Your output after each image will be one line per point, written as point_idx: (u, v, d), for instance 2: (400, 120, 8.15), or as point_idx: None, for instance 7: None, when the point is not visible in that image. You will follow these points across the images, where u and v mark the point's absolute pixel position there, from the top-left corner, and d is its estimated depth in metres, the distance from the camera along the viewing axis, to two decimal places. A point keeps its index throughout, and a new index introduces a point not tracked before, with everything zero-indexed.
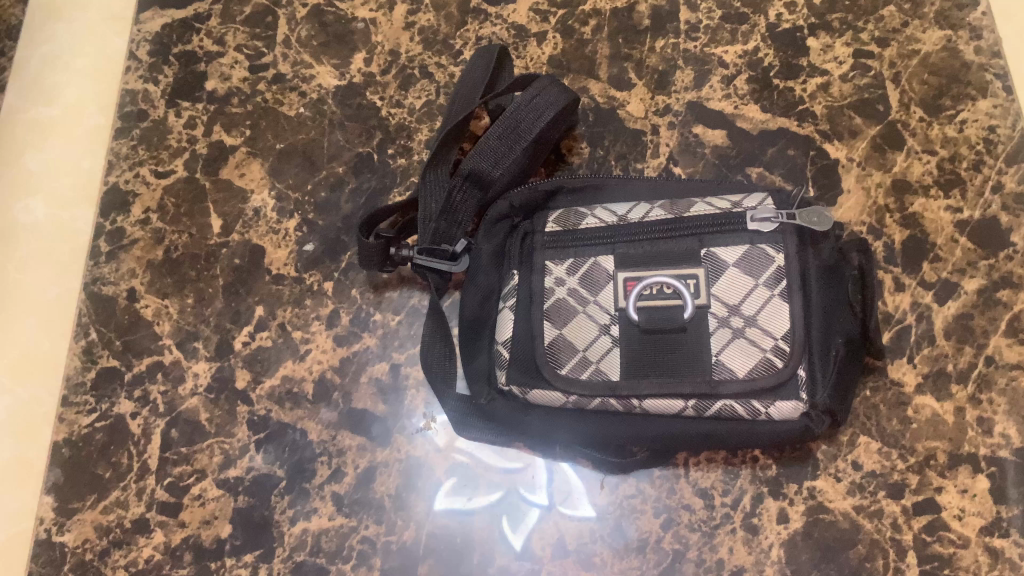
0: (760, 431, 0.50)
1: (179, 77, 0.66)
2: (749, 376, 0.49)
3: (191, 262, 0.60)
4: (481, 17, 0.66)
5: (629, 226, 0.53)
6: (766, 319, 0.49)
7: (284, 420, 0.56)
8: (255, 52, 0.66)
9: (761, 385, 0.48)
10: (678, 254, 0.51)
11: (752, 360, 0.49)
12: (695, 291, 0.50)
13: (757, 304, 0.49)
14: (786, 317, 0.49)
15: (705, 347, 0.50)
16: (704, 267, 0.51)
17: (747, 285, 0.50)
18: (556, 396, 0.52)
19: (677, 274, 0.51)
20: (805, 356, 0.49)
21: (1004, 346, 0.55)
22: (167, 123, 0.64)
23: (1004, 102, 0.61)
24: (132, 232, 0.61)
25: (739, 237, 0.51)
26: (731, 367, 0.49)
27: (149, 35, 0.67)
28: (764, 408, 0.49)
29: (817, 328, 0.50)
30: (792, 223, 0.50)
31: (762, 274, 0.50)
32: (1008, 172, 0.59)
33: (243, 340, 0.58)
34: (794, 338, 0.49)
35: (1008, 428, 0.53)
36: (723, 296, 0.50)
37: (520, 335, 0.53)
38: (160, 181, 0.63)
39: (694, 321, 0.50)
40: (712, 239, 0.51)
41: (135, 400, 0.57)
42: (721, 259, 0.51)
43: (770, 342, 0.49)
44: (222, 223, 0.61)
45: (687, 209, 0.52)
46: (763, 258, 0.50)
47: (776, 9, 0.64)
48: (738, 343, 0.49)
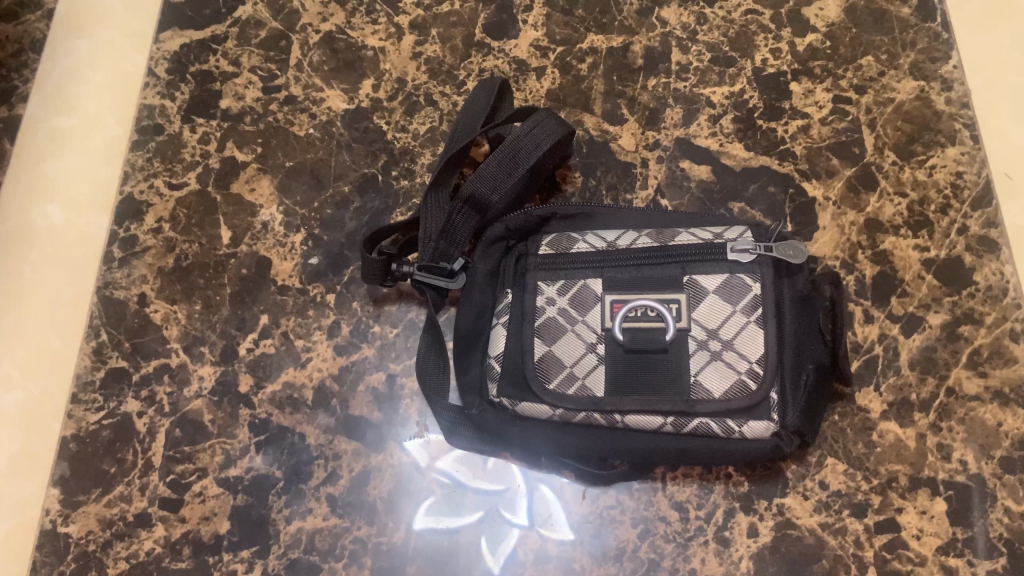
0: (735, 448, 0.53)
1: (195, 95, 0.69)
2: (725, 397, 0.52)
3: (200, 271, 0.63)
4: (485, 50, 0.70)
5: (618, 252, 0.56)
6: (742, 343, 0.53)
7: (284, 423, 0.59)
8: (269, 74, 0.70)
9: (736, 405, 0.52)
10: (662, 280, 0.55)
11: (728, 381, 0.52)
12: (677, 314, 0.54)
13: (734, 329, 0.53)
14: (761, 342, 0.53)
15: (684, 368, 0.53)
16: (686, 293, 0.54)
17: (726, 311, 0.54)
18: (543, 408, 0.55)
19: (661, 299, 0.54)
20: (777, 379, 0.53)
21: (964, 378, 0.59)
22: (182, 137, 0.68)
23: (970, 150, 0.65)
24: (145, 240, 0.64)
25: (719, 267, 0.54)
26: (707, 388, 0.53)
27: (167, 54, 0.70)
28: (738, 427, 0.52)
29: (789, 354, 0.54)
30: (769, 255, 0.54)
31: (739, 302, 0.54)
32: (974, 216, 0.63)
33: (247, 346, 0.61)
34: (767, 364, 0.52)
35: (966, 455, 0.57)
36: (702, 321, 0.54)
37: (511, 350, 0.57)
38: (173, 193, 0.66)
39: (675, 343, 0.53)
40: (694, 267, 0.55)
41: (141, 400, 0.60)
42: (702, 286, 0.54)
43: (745, 365, 0.53)
44: (231, 234, 0.64)
45: (672, 238, 0.56)
46: (741, 287, 0.54)
47: (762, 54, 0.69)
48: (715, 365, 0.53)
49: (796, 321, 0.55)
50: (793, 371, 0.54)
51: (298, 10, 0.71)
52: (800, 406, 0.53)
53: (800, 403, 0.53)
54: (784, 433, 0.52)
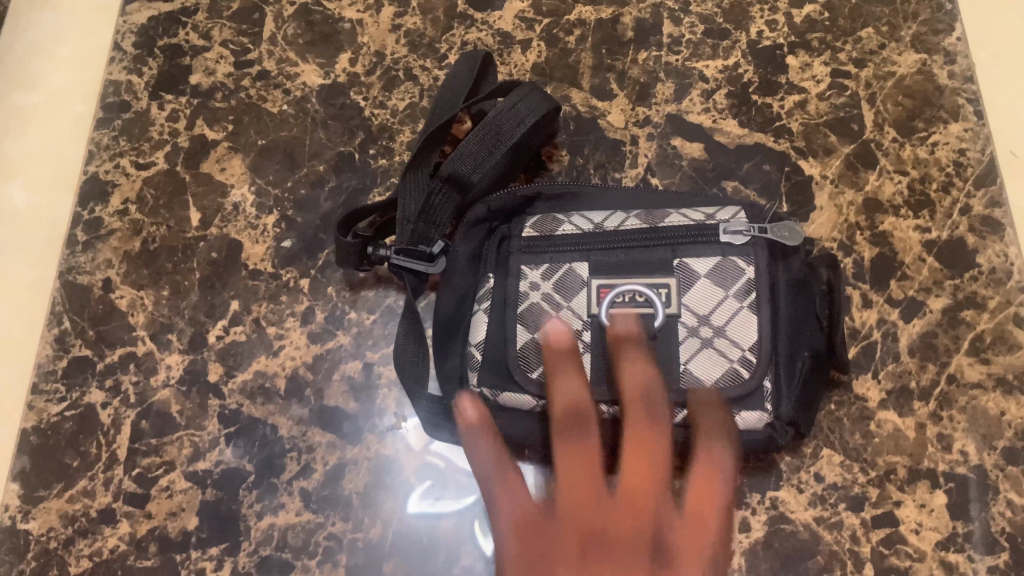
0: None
1: (165, 70, 0.66)
2: (716, 386, 0.50)
3: (168, 254, 0.61)
4: (467, 22, 0.67)
5: (605, 236, 0.53)
6: (734, 330, 0.50)
7: (255, 415, 0.56)
8: (241, 48, 0.67)
9: (729, 394, 0.49)
10: (651, 263, 0.52)
11: (719, 370, 0.50)
12: (666, 299, 0.51)
13: (726, 315, 0.51)
14: (755, 329, 0.50)
15: (674, 356, 0.51)
16: (675, 277, 0.52)
17: (717, 296, 0.51)
18: (525, 399, 0.52)
19: (650, 283, 0.51)
20: (771, 367, 0.51)
21: (966, 365, 0.57)
22: (150, 114, 0.65)
23: (974, 126, 0.62)
24: (110, 222, 0.62)
25: (709, 248, 0.52)
26: (698, 376, 0.50)
27: (135, 27, 0.67)
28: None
29: (782, 341, 0.52)
30: (763, 237, 0.52)
31: (730, 285, 0.51)
32: (977, 196, 0.60)
33: (217, 334, 0.58)
34: (760, 351, 0.50)
35: (967, 445, 0.55)
36: (693, 306, 0.51)
37: (493, 337, 0.54)
38: (141, 173, 0.63)
39: (664, 330, 0.51)
40: (685, 250, 0.52)
41: (106, 390, 0.57)
42: (693, 268, 0.52)
43: (737, 353, 0.50)
44: (201, 216, 0.62)
45: (662, 219, 0.53)
46: (734, 270, 0.51)
47: (757, 26, 0.66)
48: (706, 353, 0.50)
49: (789, 306, 0.53)
50: (788, 359, 0.52)
51: None
52: (794, 394, 0.51)
53: (793, 391, 0.51)
54: (779, 423, 0.51)
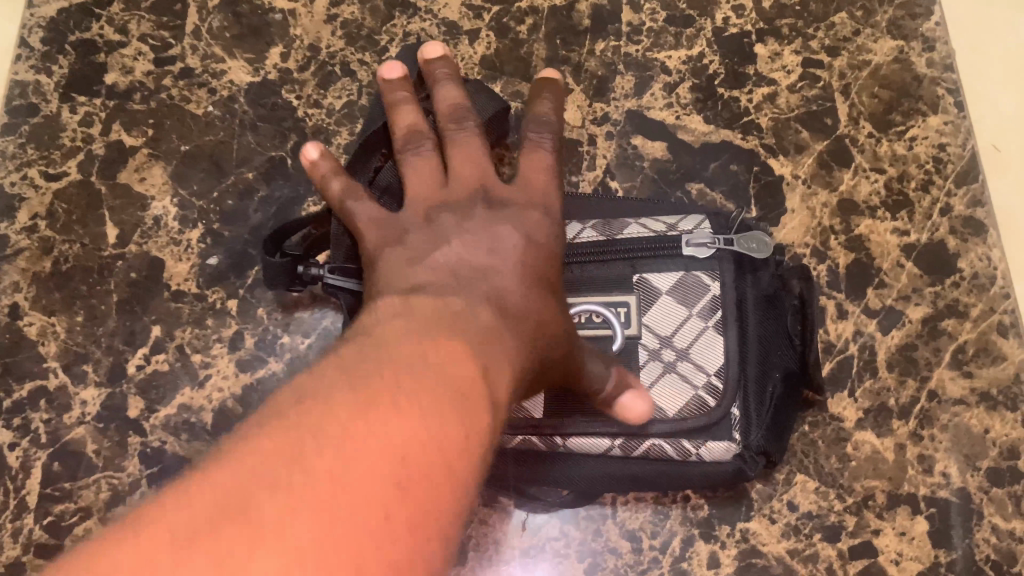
0: (694, 472, 0.47)
1: (76, 69, 0.60)
2: (679, 415, 0.46)
3: (82, 276, 0.55)
4: (410, 12, 0.61)
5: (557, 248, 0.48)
6: (699, 353, 0.46)
7: (179, 454, 0.52)
8: (162, 43, 0.61)
9: (693, 425, 0.46)
10: (608, 280, 0.47)
11: (683, 398, 0.46)
12: (626, 320, 0.47)
13: (690, 337, 0.47)
14: (721, 351, 0.46)
15: (635, 383, 0.46)
16: (634, 295, 0.47)
17: (680, 316, 0.47)
18: None
19: (607, 302, 0.47)
20: (740, 394, 0.47)
21: (948, 379, 0.53)
22: (60, 119, 0.59)
23: (954, 119, 0.58)
24: (17, 240, 0.56)
25: (671, 264, 0.47)
26: (659, 405, 0.46)
27: (43, 20, 0.61)
28: (695, 449, 0.46)
29: (752, 364, 0.47)
30: (730, 249, 0.47)
31: (693, 303, 0.47)
32: (957, 194, 0.56)
33: (137, 364, 0.53)
34: (726, 376, 0.46)
35: (949, 467, 0.51)
36: (654, 328, 0.47)
37: None
38: (50, 184, 0.57)
39: (623, 356, 0.47)
40: (644, 265, 0.47)
41: (14, 430, 0.52)
42: (653, 286, 0.47)
43: (703, 378, 0.46)
44: (118, 232, 0.56)
45: (620, 230, 0.48)
46: (698, 287, 0.47)
47: (724, 12, 0.61)
48: (669, 379, 0.46)
49: (761, 324, 0.48)
50: (758, 383, 0.47)
51: None
52: (764, 422, 0.47)
53: (764, 420, 0.47)
54: (748, 454, 0.47)
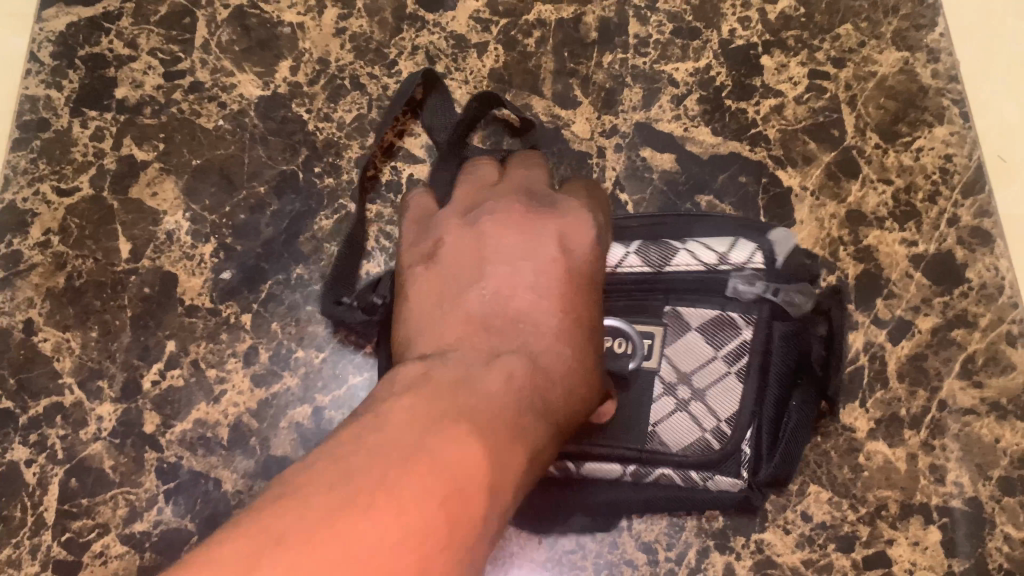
0: (699, 499, 0.48)
1: (86, 83, 0.60)
2: (684, 452, 0.47)
3: (95, 291, 0.55)
4: (418, 25, 0.61)
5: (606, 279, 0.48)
6: (714, 395, 0.47)
7: (196, 469, 0.52)
8: (171, 57, 0.61)
9: (697, 462, 0.47)
10: (640, 308, 0.48)
11: (691, 437, 0.47)
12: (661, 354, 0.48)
13: (709, 378, 0.48)
14: (737, 398, 0.47)
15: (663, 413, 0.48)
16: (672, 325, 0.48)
17: (706, 355, 0.48)
18: None
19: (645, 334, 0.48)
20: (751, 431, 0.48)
21: (958, 389, 0.53)
22: (72, 134, 0.59)
23: (960, 129, 0.59)
24: (30, 256, 0.56)
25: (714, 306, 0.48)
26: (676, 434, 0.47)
27: (51, 34, 0.61)
28: (702, 480, 0.47)
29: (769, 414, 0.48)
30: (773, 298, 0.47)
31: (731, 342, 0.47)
32: (964, 205, 0.57)
33: (153, 379, 0.54)
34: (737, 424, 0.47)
35: (961, 476, 0.52)
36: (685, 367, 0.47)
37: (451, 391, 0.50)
38: (63, 200, 0.57)
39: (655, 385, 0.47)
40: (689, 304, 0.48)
41: (31, 446, 0.52)
42: (686, 320, 0.48)
43: (713, 422, 0.47)
44: (130, 247, 0.56)
45: (667, 259, 0.48)
46: (730, 327, 0.48)
47: (730, 23, 0.61)
48: (681, 416, 0.47)
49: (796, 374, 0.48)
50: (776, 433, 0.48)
51: None
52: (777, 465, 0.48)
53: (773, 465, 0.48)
54: (754, 487, 0.48)
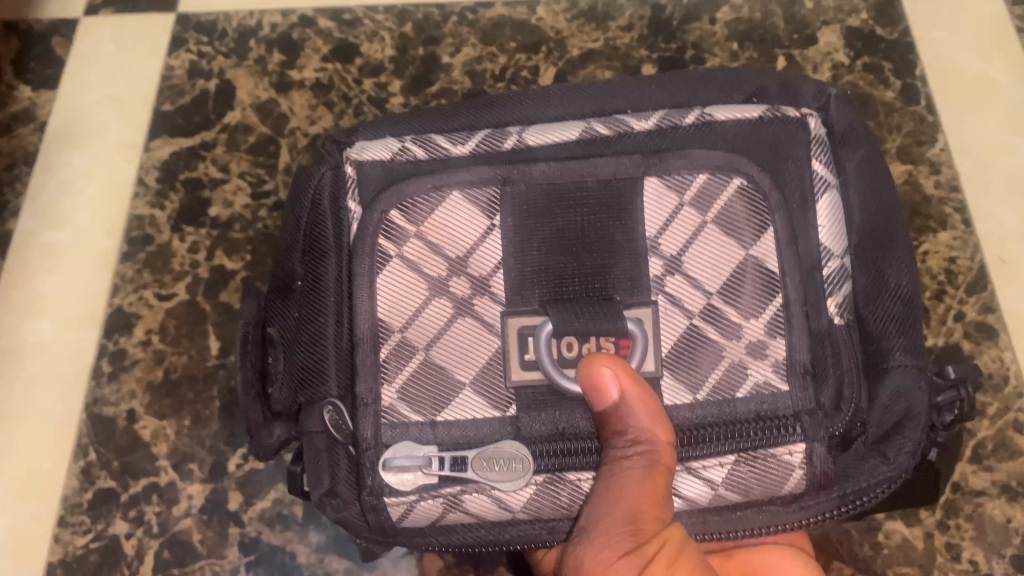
0: (415, 407, 0.47)
1: (184, 203, 0.69)
2: (408, 398, 0.47)
3: (189, 384, 0.63)
4: None
5: (796, 421, 0.46)
6: (466, 348, 0.47)
7: (274, 542, 0.59)
8: (257, 179, 0.70)
9: (423, 401, 0.47)
10: (430, 340, 0.47)
11: (448, 349, 0.47)
12: (741, 234, 0.47)
13: (470, 359, 0.47)
14: (460, 349, 0.47)
15: (794, 151, 0.48)
16: (742, 262, 0.47)
17: (467, 352, 0.47)
18: (766, 372, 0.47)
19: (795, 294, 0.47)
20: (451, 380, 0.47)
21: (970, 473, 0.58)
22: (172, 247, 0.68)
23: (962, 234, 0.65)
24: (134, 353, 0.64)
25: (525, 381, 0.47)
26: (470, 183, 0.48)
27: (157, 162, 0.71)
28: (410, 416, 0.47)
29: (328, 221, 0.50)
30: (481, 401, 0.47)
31: (377, 318, 0.48)
32: (969, 302, 0.63)
33: (237, 462, 0.61)
34: (374, 185, 0.48)
35: (976, 555, 0.56)
36: (453, 232, 0.48)
37: (728, 130, 0.48)
38: (162, 304, 0.66)
39: (659, 122, 0.49)
40: (662, 232, 0.47)
41: (130, 521, 0.60)
42: (399, 409, 0.47)
43: (417, 357, 0.47)
44: (220, 344, 0.64)
45: (432, 368, 0.47)
46: (483, 408, 0.47)
47: None
48: (428, 362, 0.47)
49: (284, 324, 0.53)
50: (304, 232, 0.51)
51: (286, 114, 0.72)
52: (882, 190, 0.50)
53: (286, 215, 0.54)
54: (456, 394, 0.47)
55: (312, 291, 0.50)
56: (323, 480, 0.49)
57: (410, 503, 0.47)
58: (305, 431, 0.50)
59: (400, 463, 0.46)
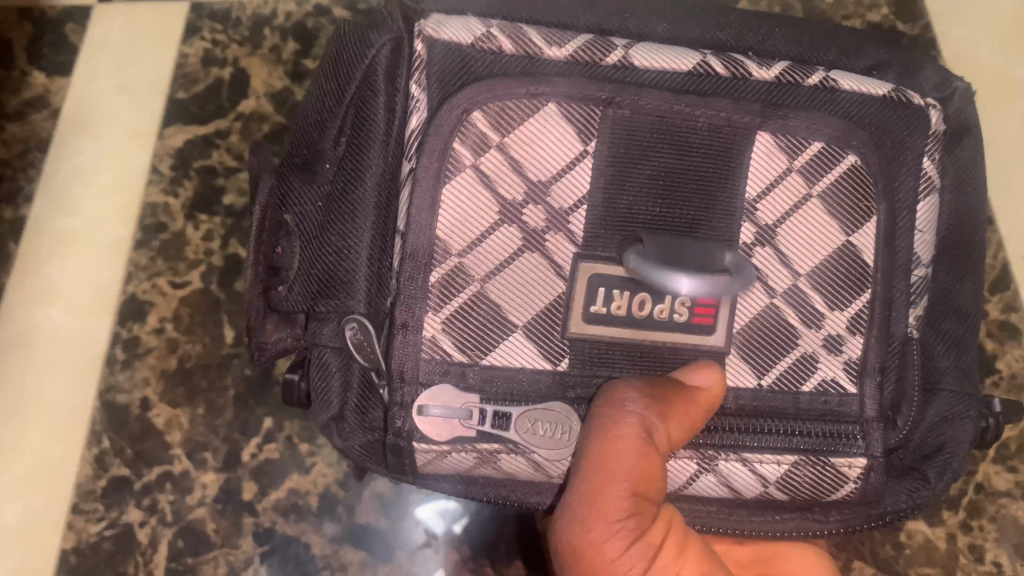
0: (462, 343, 0.47)
1: (199, 190, 0.68)
2: (460, 334, 0.47)
3: (202, 373, 0.62)
4: None
5: (861, 432, 0.49)
6: (527, 290, 0.47)
7: (289, 533, 0.59)
8: None
9: (478, 342, 0.47)
10: (493, 272, 0.47)
11: (511, 288, 0.47)
12: (844, 219, 0.49)
13: (530, 302, 0.47)
14: (524, 291, 0.47)
15: (911, 141, 0.49)
16: (839, 247, 0.49)
17: (527, 295, 0.47)
18: (829, 364, 0.49)
19: (884, 293, 0.49)
20: (510, 324, 0.47)
21: (993, 473, 0.57)
22: (186, 235, 0.67)
23: (985, 232, 0.64)
24: (147, 341, 0.63)
25: (587, 335, 0.47)
26: (570, 97, 0.46)
27: (172, 149, 0.70)
28: (456, 353, 0.47)
29: (381, 108, 0.48)
30: (536, 353, 0.47)
31: (436, 234, 0.46)
32: (992, 301, 0.62)
33: (251, 452, 0.61)
34: (447, 74, 0.47)
35: (999, 556, 0.56)
36: (543, 152, 0.47)
37: (846, 102, 0.49)
38: (176, 292, 0.65)
39: (780, 74, 0.49)
40: (761, 197, 0.48)
41: (143, 509, 0.59)
42: (446, 344, 0.47)
43: (476, 289, 0.47)
44: (234, 333, 0.64)
45: (489, 304, 0.47)
46: (539, 357, 0.47)
47: None
48: (486, 298, 0.47)
49: (301, 212, 0.51)
50: (354, 105, 0.50)
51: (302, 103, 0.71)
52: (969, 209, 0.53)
53: (326, 85, 0.51)
54: (510, 334, 0.47)
55: (350, 184, 0.49)
56: (333, 403, 0.50)
57: (443, 450, 0.48)
58: (315, 343, 0.50)
59: (437, 412, 0.46)
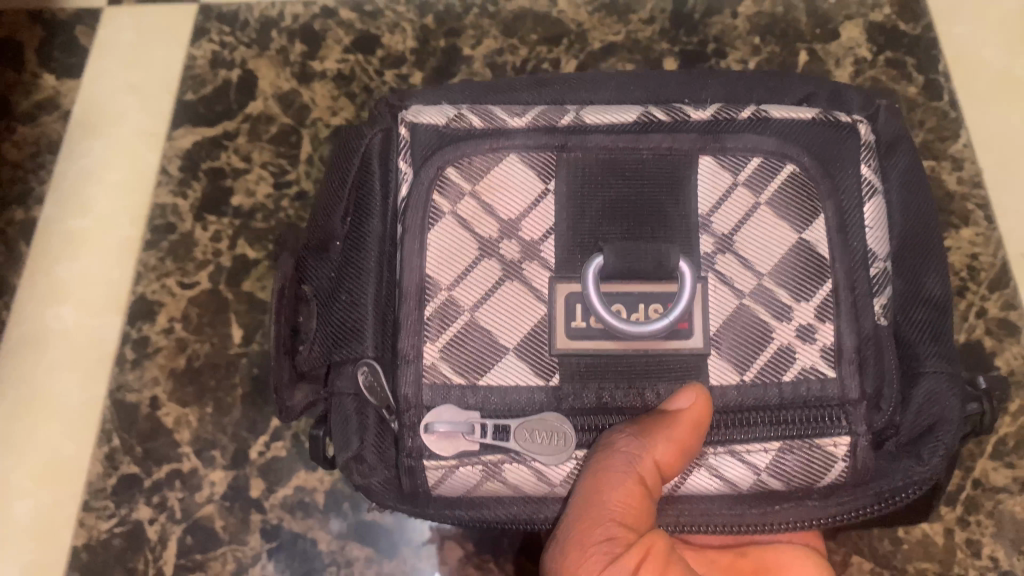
0: (454, 367, 0.48)
1: (207, 191, 0.69)
2: (450, 357, 0.48)
3: (211, 372, 0.64)
4: None
5: (842, 412, 0.47)
6: (511, 312, 0.48)
7: (295, 529, 0.60)
8: (279, 169, 0.70)
9: (467, 361, 0.48)
10: (478, 301, 0.48)
11: (495, 310, 0.48)
12: (793, 217, 0.48)
13: (516, 323, 0.48)
14: (509, 313, 0.48)
15: (846, 152, 0.49)
16: (794, 245, 0.48)
17: (513, 316, 0.48)
18: (807, 357, 0.47)
19: (843, 278, 0.48)
20: (496, 344, 0.48)
21: (990, 469, 0.58)
22: (194, 236, 0.68)
23: (985, 231, 0.65)
24: (156, 340, 0.65)
25: (573, 349, 0.47)
26: (527, 148, 0.49)
27: (179, 151, 0.71)
28: (449, 374, 0.48)
29: (376, 178, 0.52)
30: (522, 368, 0.48)
31: (427, 270, 0.48)
32: (991, 299, 0.63)
33: (259, 450, 0.62)
34: (428, 147, 0.50)
35: (997, 551, 0.56)
36: (510, 195, 0.49)
37: (780, 127, 0.50)
38: (184, 292, 0.66)
39: (714, 113, 0.50)
40: (713, 211, 0.49)
41: (153, 507, 0.61)
42: (441, 367, 0.48)
43: (463, 316, 0.48)
44: (242, 333, 0.65)
45: (473, 326, 0.48)
46: (526, 374, 0.48)
47: None
48: (472, 322, 0.48)
49: (319, 283, 0.54)
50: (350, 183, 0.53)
51: (308, 105, 0.72)
52: (918, 207, 0.53)
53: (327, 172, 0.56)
54: (500, 355, 0.48)
55: (353, 250, 0.51)
56: (352, 443, 0.50)
57: (450, 466, 0.48)
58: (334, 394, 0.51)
59: (442, 428, 0.47)
